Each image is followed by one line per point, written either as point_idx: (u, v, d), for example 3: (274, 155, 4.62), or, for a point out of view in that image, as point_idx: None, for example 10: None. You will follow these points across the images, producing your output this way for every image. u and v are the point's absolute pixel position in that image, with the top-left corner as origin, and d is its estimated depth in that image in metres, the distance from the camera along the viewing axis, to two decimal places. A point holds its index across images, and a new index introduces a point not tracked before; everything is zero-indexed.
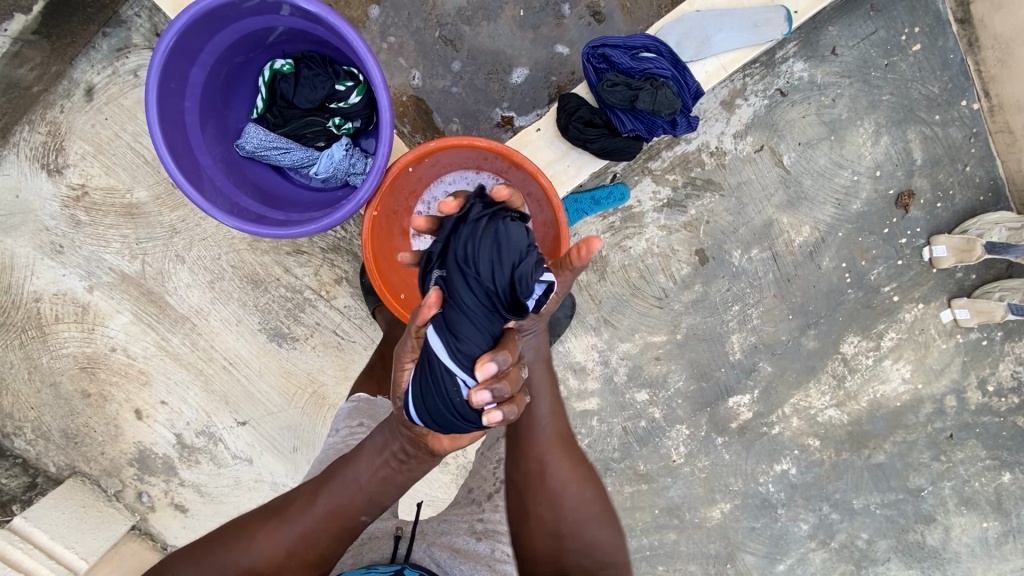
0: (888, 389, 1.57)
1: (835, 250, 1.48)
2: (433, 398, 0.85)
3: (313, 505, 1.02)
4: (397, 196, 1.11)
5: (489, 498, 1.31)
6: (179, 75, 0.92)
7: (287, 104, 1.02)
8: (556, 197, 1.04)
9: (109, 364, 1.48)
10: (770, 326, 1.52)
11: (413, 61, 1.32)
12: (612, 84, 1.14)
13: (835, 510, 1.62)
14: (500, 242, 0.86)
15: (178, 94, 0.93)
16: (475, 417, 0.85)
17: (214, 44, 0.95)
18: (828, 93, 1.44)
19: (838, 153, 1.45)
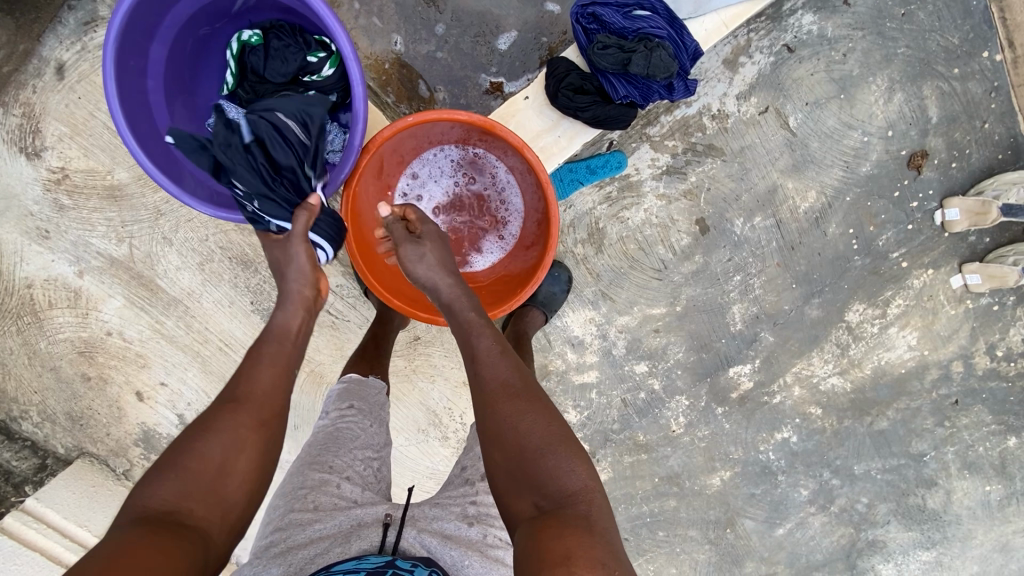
0: (893, 355, 1.54)
1: (843, 215, 1.42)
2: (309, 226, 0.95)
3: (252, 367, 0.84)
4: (377, 172, 1.03)
5: (483, 478, 1.02)
6: (138, 52, 0.86)
7: (259, 79, 0.95)
8: (544, 174, 0.95)
9: (106, 348, 1.48)
10: (773, 296, 1.48)
11: (394, 25, 1.24)
12: (603, 46, 1.06)
13: (835, 476, 1.63)
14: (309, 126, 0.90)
15: (139, 74, 0.87)
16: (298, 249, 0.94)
17: (174, 16, 0.89)
18: (839, 47, 1.35)
19: (848, 112, 1.37)
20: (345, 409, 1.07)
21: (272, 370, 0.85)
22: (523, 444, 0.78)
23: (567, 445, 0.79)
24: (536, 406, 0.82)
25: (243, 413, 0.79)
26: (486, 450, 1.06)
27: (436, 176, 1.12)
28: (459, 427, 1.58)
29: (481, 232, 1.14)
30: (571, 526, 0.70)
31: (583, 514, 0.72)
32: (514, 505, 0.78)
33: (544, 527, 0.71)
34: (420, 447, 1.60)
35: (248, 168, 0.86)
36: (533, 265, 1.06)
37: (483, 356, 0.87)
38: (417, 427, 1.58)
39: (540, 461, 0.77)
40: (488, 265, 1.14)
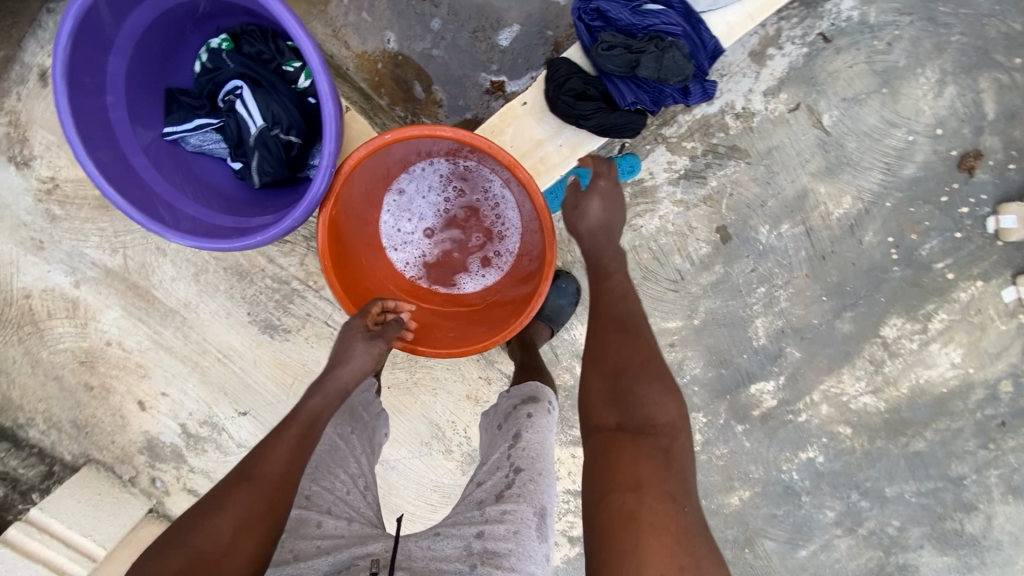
0: (933, 374, 1.41)
1: (882, 222, 1.29)
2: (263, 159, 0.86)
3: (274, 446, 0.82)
4: (360, 190, 0.95)
5: (496, 499, 0.94)
6: (93, 66, 0.80)
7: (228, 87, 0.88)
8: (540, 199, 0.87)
9: (106, 357, 1.46)
10: (801, 309, 1.36)
11: (386, 21, 1.15)
12: (608, 46, 0.96)
13: (864, 497, 1.52)
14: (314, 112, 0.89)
15: (96, 90, 0.81)
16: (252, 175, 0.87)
17: (131, 26, 0.82)
18: (882, 35, 1.21)
19: (890, 108, 1.23)
20: (324, 411, 1.05)
21: (290, 451, 0.82)
22: (627, 369, 0.83)
23: (663, 381, 0.82)
24: (647, 347, 0.86)
25: (256, 493, 0.77)
26: (503, 459, 1.00)
27: (426, 192, 1.04)
28: (463, 441, 1.52)
29: (474, 251, 1.05)
30: (649, 458, 0.75)
31: (664, 446, 0.76)
32: (594, 414, 0.82)
33: (623, 445, 0.76)
34: (424, 460, 1.55)
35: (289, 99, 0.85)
36: (527, 291, 0.97)
37: (607, 291, 0.93)
38: (420, 440, 1.53)
39: (634, 386, 0.81)
40: (481, 287, 1.06)
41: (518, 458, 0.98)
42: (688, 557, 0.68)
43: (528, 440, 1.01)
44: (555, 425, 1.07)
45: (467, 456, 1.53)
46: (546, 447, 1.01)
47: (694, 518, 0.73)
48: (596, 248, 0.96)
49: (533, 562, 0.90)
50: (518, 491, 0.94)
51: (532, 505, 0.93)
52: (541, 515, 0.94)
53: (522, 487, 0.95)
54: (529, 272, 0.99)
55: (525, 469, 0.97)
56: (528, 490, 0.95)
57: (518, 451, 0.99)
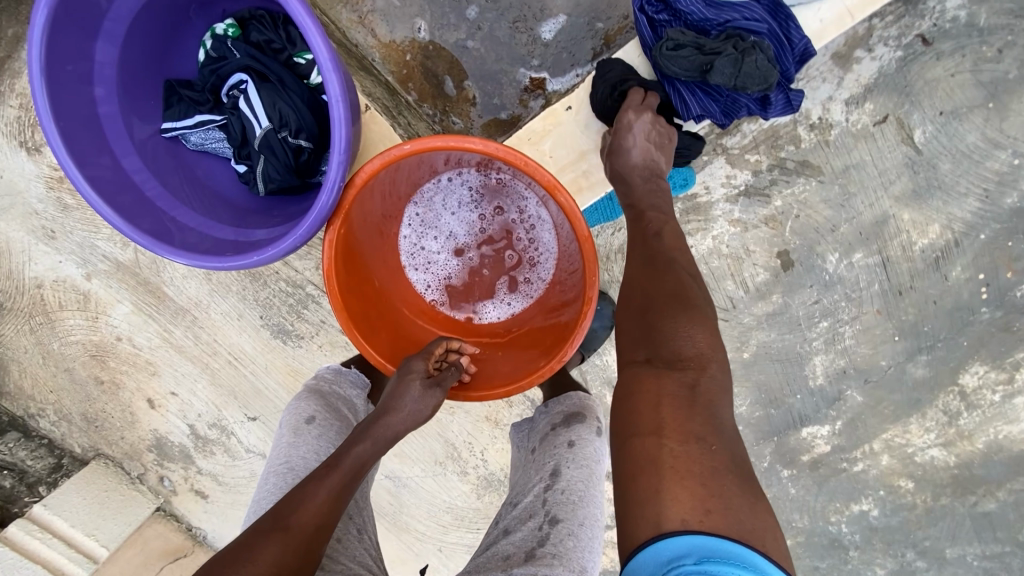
0: (1016, 430, 1.23)
1: (973, 256, 1.11)
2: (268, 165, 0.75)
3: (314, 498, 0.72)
4: (377, 203, 0.84)
5: (527, 558, 0.83)
6: (78, 53, 0.71)
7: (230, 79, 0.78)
8: (582, 226, 0.75)
9: (117, 353, 1.41)
10: (867, 348, 1.20)
11: (418, 7, 1.03)
12: (676, 45, 0.82)
13: (921, 558, 1.35)
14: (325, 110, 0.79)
15: (82, 80, 0.72)
16: (260, 182, 0.76)
17: (121, 8, 0.73)
18: (994, 39, 1.03)
19: (996, 126, 1.05)
20: (302, 425, 0.92)
21: (327, 508, 0.72)
22: (650, 307, 0.70)
23: (691, 312, 0.69)
24: (676, 275, 0.73)
25: (289, 546, 0.68)
26: (537, 503, 0.89)
27: (453, 206, 0.92)
28: (480, 464, 1.42)
29: (503, 274, 0.94)
30: (672, 396, 0.62)
31: (690, 382, 0.63)
32: (623, 362, 0.71)
33: (645, 388, 0.65)
34: (437, 481, 1.45)
35: (300, 98, 0.75)
36: (560, 326, 0.84)
37: (647, 223, 0.80)
38: (434, 459, 1.43)
39: (661, 322, 0.68)
40: (508, 315, 0.94)
41: (554, 505, 0.87)
42: (717, 499, 0.54)
43: (568, 480, 0.89)
44: (602, 454, 0.94)
45: (484, 479, 1.43)
46: (588, 491, 0.89)
47: (732, 459, 0.59)
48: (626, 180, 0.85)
49: None
50: (553, 548, 0.83)
51: (569, 567, 0.82)
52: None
53: (557, 545, 0.84)
54: (563, 306, 0.86)
55: (561, 521, 0.86)
56: (563, 550, 0.83)
57: (554, 497, 0.88)
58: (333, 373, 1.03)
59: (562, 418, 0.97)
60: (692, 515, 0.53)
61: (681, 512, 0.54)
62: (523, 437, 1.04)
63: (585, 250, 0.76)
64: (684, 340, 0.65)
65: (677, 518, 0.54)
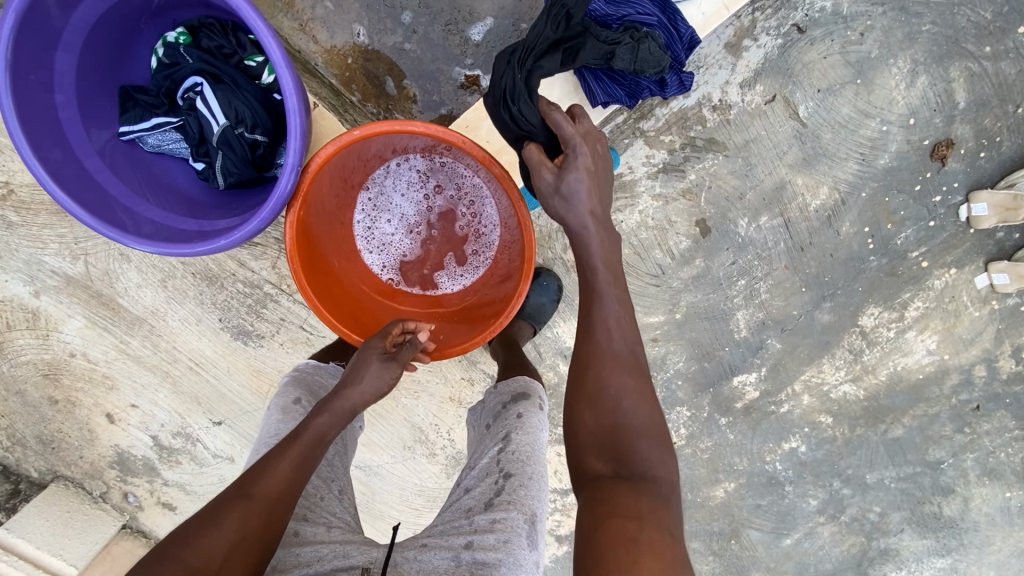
0: (910, 361, 1.43)
1: (857, 213, 1.29)
2: (225, 158, 0.81)
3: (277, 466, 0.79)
4: (331, 190, 0.91)
5: (486, 506, 0.91)
6: (38, 62, 0.76)
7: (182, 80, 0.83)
8: (516, 195, 0.84)
9: (70, 370, 1.40)
10: (781, 301, 1.36)
11: (355, 14, 1.12)
12: (584, 38, 0.93)
13: (846, 485, 1.53)
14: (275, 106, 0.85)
15: (43, 88, 0.77)
16: (219, 176, 0.83)
17: (79, 20, 0.78)
18: (856, 26, 1.21)
19: (864, 99, 1.24)
20: (291, 404, 0.98)
21: (291, 471, 0.79)
22: (619, 406, 0.77)
23: (659, 436, 0.77)
24: (643, 384, 0.79)
25: (252, 512, 0.74)
26: (492, 464, 0.95)
27: (401, 189, 1.00)
28: (447, 443, 1.50)
29: (453, 249, 1.03)
30: (651, 504, 0.70)
31: (660, 494, 0.72)
32: (588, 465, 0.77)
33: (619, 494, 0.71)
34: (407, 465, 1.52)
35: (251, 96, 0.81)
36: (505, 293, 0.93)
37: (600, 323, 0.80)
38: (402, 444, 1.50)
39: (634, 445, 0.75)
40: (459, 288, 1.03)
41: (507, 462, 0.94)
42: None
43: (518, 443, 0.96)
44: (546, 424, 1.02)
45: (452, 458, 1.51)
46: (536, 449, 0.96)
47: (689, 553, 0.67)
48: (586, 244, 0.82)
49: (522, 570, 0.85)
50: (509, 494, 0.91)
51: (525, 510, 0.90)
52: (531, 523, 0.90)
53: (511, 494, 0.91)
54: (509, 272, 0.96)
55: (514, 475, 0.92)
56: (517, 496, 0.91)
57: (508, 450, 0.95)
58: (314, 365, 1.08)
59: (511, 396, 1.05)
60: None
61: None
62: (478, 416, 1.11)
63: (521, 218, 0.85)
64: (655, 462, 0.75)
65: None
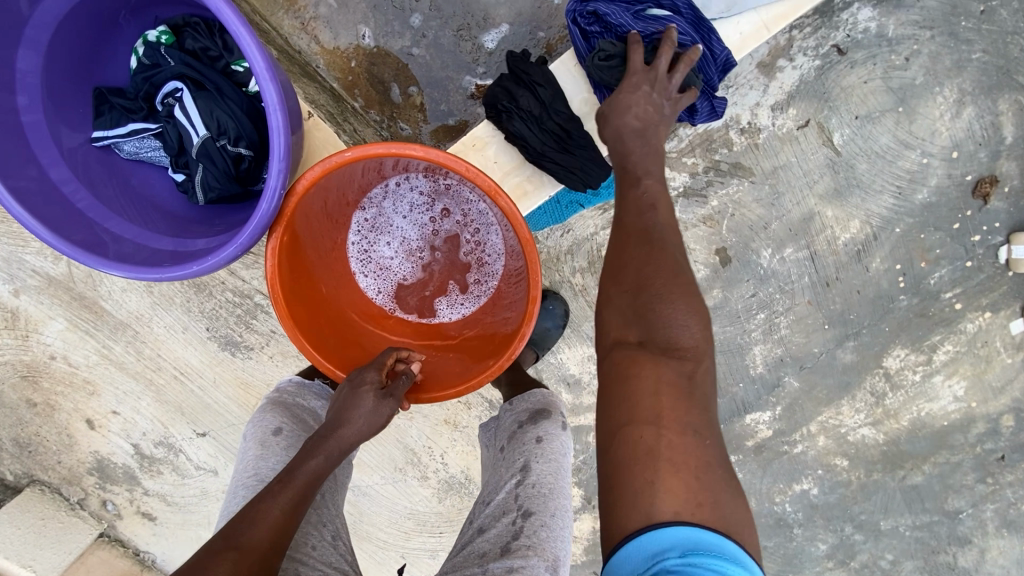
0: (936, 407, 1.34)
1: (890, 248, 1.21)
2: (205, 172, 0.76)
3: (269, 513, 0.71)
4: (323, 210, 0.84)
5: (504, 552, 0.83)
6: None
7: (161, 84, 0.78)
8: (524, 230, 0.76)
9: (50, 373, 1.34)
10: (801, 337, 1.28)
11: (361, 15, 1.04)
12: (605, 56, 0.86)
13: (858, 530, 1.42)
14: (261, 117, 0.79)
15: (3, 89, 0.72)
16: (200, 191, 0.77)
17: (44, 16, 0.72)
18: (901, 49, 1.12)
19: (905, 128, 1.15)
20: (269, 436, 0.91)
21: (281, 520, 0.72)
22: (649, 279, 0.69)
23: (690, 298, 0.68)
24: (669, 254, 0.70)
25: (242, 565, 0.67)
26: (509, 500, 0.88)
27: (402, 211, 0.93)
28: (440, 467, 1.43)
29: (453, 276, 0.96)
30: (671, 385, 0.64)
31: (686, 372, 0.65)
32: (614, 333, 0.71)
33: (638, 370, 0.66)
34: (398, 487, 1.45)
35: (235, 106, 0.76)
36: (507, 329, 0.86)
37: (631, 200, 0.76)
38: (393, 466, 1.43)
39: (656, 304, 0.67)
40: (458, 318, 0.95)
41: (527, 499, 0.87)
42: (706, 493, 0.60)
43: (538, 475, 0.88)
44: (569, 445, 0.94)
45: (445, 482, 1.44)
46: (558, 483, 0.88)
47: (718, 450, 0.63)
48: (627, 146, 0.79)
49: None
50: (529, 539, 0.84)
51: (547, 556, 0.83)
52: (554, 570, 0.82)
53: (531, 537, 0.84)
54: (513, 305, 0.87)
55: (534, 514, 0.85)
56: (537, 540, 0.84)
57: (526, 485, 0.88)
58: (296, 385, 1.00)
59: (528, 415, 0.96)
60: (685, 508, 0.58)
61: (675, 504, 0.59)
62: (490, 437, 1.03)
63: (527, 252, 0.77)
64: (682, 324, 0.66)
65: (671, 509, 0.58)
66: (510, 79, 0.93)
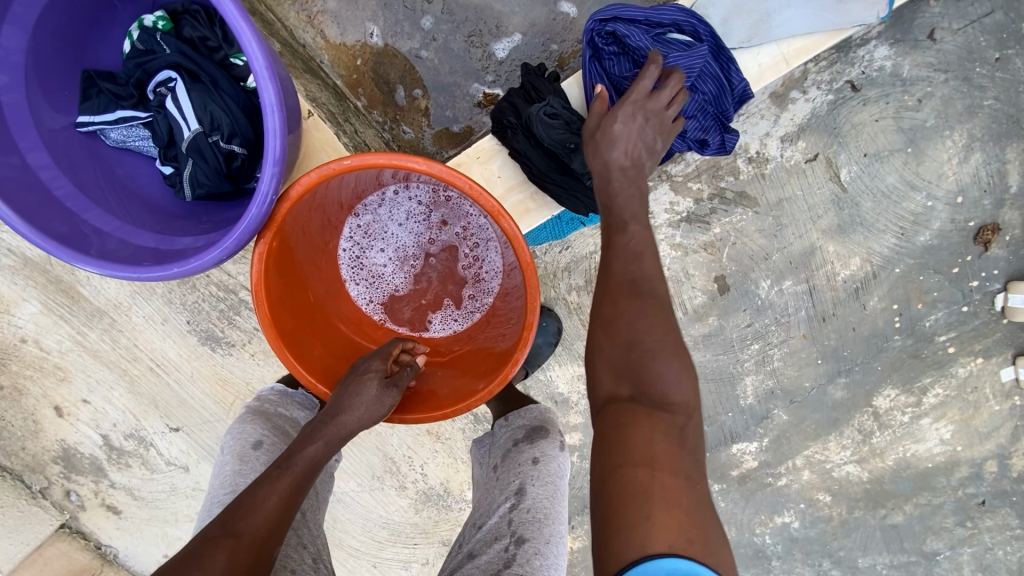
0: (921, 449, 1.33)
1: (888, 288, 1.20)
2: (196, 168, 0.73)
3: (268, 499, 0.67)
4: (316, 215, 0.80)
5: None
6: None
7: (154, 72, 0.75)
8: (525, 253, 0.73)
9: (20, 356, 1.28)
10: (793, 370, 1.26)
11: (371, 13, 1.01)
12: (552, 113, 0.85)
13: (836, 567, 1.41)
14: (257, 115, 0.76)
15: None
16: (189, 187, 0.74)
17: None
18: (914, 90, 1.11)
19: (912, 170, 1.14)
20: (248, 450, 0.86)
21: (279, 507, 0.68)
22: (641, 333, 0.66)
23: (682, 351, 0.66)
24: (662, 307, 0.68)
25: (240, 553, 0.63)
26: (502, 525, 0.84)
27: (398, 219, 0.90)
28: (419, 478, 1.39)
29: (446, 290, 0.93)
30: (663, 435, 0.60)
31: (677, 425, 0.61)
32: (603, 388, 0.67)
33: (632, 420, 0.62)
34: (375, 495, 1.41)
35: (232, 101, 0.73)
36: (499, 351, 0.83)
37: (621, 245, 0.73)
38: (371, 473, 1.39)
39: (650, 360, 0.64)
40: (448, 333, 0.93)
41: (521, 525, 0.83)
42: (699, 531, 0.53)
43: (533, 499, 0.85)
44: (565, 467, 0.90)
45: (423, 493, 1.41)
46: (553, 508, 0.85)
47: (709, 496, 0.58)
48: (611, 184, 0.77)
49: None
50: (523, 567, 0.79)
51: None
52: None
53: (524, 566, 0.80)
54: (508, 326, 0.85)
55: (528, 541, 0.82)
56: (531, 569, 0.79)
57: (521, 509, 0.84)
58: (279, 394, 0.98)
59: (525, 432, 0.93)
60: (679, 543, 0.52)
61: (669, 538, 0.52)
62: (483, 453, 0.99)
63: (526, 276, 0.74)
64: (674, 379, 0.63)
65: (664, 544, 0.51)
66: (520, 94, 0.91)
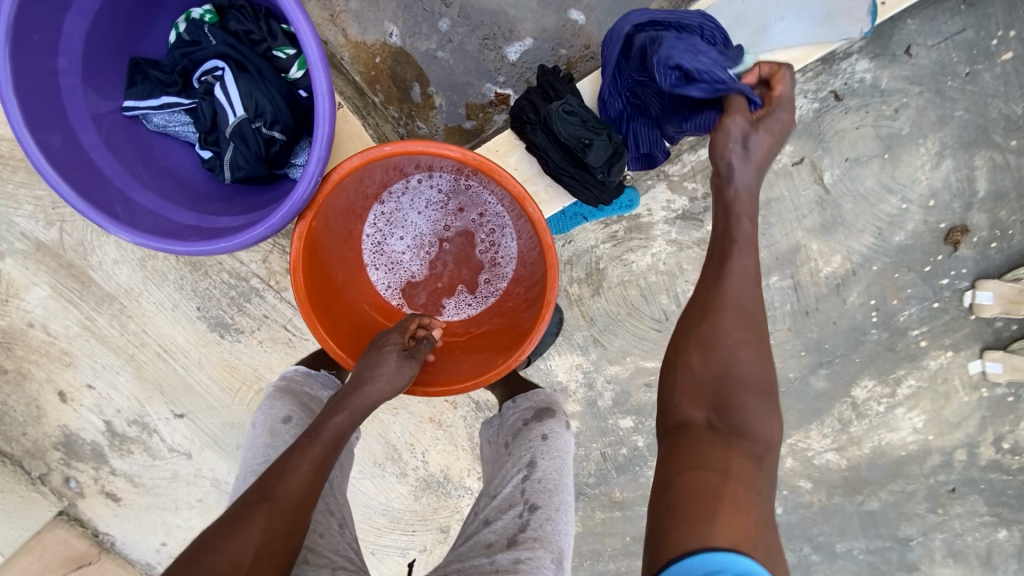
0: (895, 438, 1.41)
1: (866, 284, 1.29)
2: (237, 151, 0.78)
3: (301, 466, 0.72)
4: (346, 200, 0.85)
5: (510, 542, 0.85)
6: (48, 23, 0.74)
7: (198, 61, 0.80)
8: (547, 236, 0.79)
9: (26, 341, 1.30)
10: (778, 361, 1.34)
11: (391, 13, 1.07)
12: (569, 111, 0.93)
13: (816, 551, 1.49)
14: (297, 104, 0.81)
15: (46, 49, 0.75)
16: (230, 168, 0.79)
17: None
18: (891, 101, 1.21)
19: (889, 174, 1.23)
20: (279, 424, 0.91)
21: (311, 474, 0.73)
22: (727, 337, 0.72)
23: (765, 389, 0.71)
24: (759, 342, 0.72)
25: (276, 514, 0.68)
26: (515, 494, 0.89)
27: (419, 207, 0.95)
28: (420, 465, 1.43)
29: (463, 275, 0.98)
30: (739, 464, 0.66)
31: (754, 455, 0.67)
32: (678, 402, 0.73)
33: (711, 445, 0.67)
34: (376, 482, 1.44)
35: (275, 91, 0.78)
36: (515, 331, 0.89)
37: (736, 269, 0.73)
38: (373, 460, 1.43)
39: (740, 392, 0.69)
40: (464, 316, 0.98)
41: (533, 493, 0.89)
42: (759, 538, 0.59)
43: (544, 470, 0.91)
44: (572, 443, 0.97)
45: (423, 480, 1.44)
46: (563, 478, 0.91)
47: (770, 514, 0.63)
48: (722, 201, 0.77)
49: None
50: (537, 531, 0.85)
51: (552, 548, 0.84)
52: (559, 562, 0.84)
53: (537, 531, 0.85)
54: (526, 309, 0.90)
55: (540, 507, 0.87)
56: (543, 534, 0.85)
57: (534, 479, 0.90)
58: (304, 374, 1.01)
59: (533, 413, 0.99)
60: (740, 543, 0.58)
61: (732, 536, 0.58)
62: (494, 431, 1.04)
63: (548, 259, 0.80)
64: (761, 416, 0.68)
65: (725, 539, 0.58)
66: (538, 92, 0.99)
